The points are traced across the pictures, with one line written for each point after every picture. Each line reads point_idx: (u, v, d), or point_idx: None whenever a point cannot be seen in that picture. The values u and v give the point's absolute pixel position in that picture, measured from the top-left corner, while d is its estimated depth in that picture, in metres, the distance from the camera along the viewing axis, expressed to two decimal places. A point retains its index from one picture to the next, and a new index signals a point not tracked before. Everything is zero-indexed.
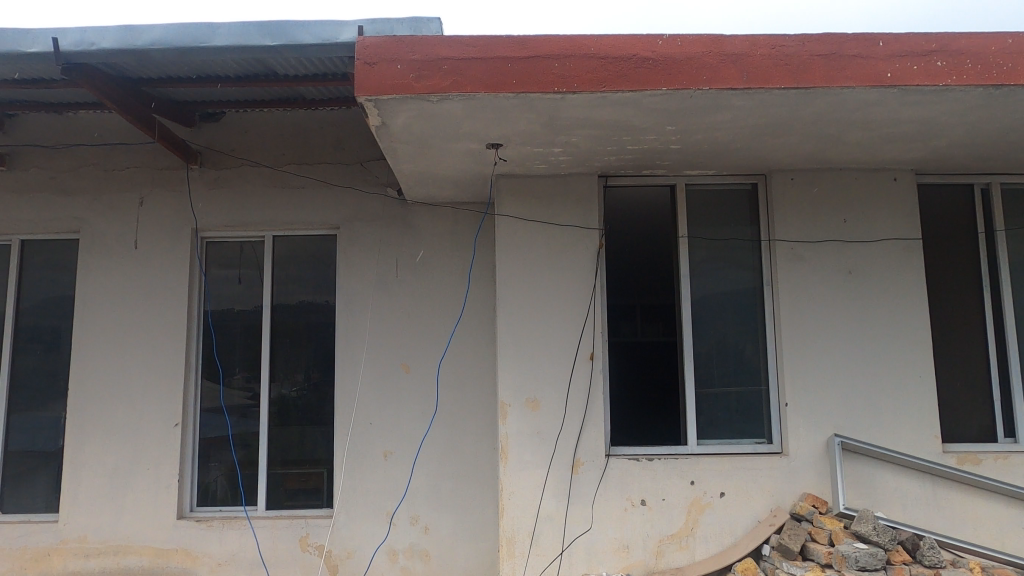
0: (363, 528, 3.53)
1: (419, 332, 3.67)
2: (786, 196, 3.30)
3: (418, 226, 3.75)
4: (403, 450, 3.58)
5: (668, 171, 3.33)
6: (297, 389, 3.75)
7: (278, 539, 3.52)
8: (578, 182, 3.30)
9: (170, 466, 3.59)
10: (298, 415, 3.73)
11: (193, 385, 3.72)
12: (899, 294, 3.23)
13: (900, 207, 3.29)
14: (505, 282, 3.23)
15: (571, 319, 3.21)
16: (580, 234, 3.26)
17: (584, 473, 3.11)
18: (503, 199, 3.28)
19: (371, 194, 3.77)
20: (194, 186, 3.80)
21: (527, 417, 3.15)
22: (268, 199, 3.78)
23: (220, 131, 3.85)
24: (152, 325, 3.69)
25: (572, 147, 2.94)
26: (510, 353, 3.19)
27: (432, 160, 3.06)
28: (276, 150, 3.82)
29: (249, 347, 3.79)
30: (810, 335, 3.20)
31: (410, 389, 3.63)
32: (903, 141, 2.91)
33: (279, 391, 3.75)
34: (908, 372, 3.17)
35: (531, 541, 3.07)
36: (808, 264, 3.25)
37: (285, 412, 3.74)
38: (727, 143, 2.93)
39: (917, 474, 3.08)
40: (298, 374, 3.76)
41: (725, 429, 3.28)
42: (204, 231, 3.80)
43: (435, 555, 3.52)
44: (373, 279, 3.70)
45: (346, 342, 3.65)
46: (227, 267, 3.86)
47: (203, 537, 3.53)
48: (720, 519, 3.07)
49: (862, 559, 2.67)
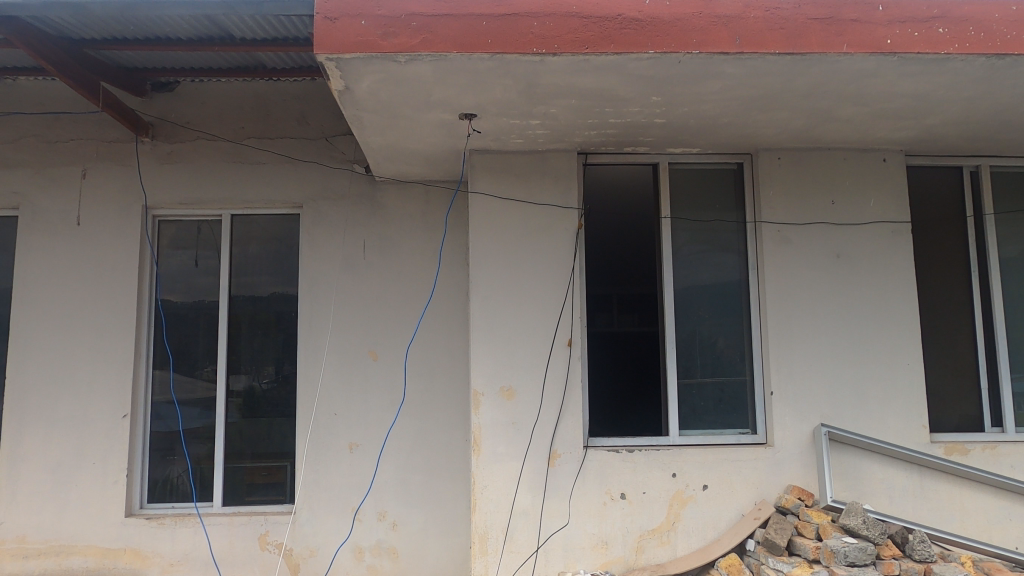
0: (327, 525, 3.32)
1: (388, 318, 3.47)
2: (774, 176, 3.15)
3: (388, 206, 3.54)
4: (370, 442, 3.38)
5: (651, 149, 3.16)
6: (269, 382, 3.52)
7: (235, 538, 3.30)
8: (557, 159, 3.12)
9: (118, 460, 3.34)
10: (268, 407, 3.51)
11: (144, 374, 3.47)
12: (888, 278, 3.12)
13: (889, 189, 3.17)
14: (479, 264, 3.04)
15: (549, 303, 3.04)
16: (559, 214, 3.08)
17: (561, 466, 2.94)
18: (476, 176, 3.09)
19: (337, 171, 3.54)
20: (144, 160, 3.53)
21: (501, 406, 2.98)
22: (225, 175, 3.54)
23: (174, 102, 3.59)
24: (99, 310, 3.43)
25: (551, 120, 2.76)
26: (483, 338, 3.01)
27: (402, 132, 2.85)
28: (235, 123, 3.57)
29: (205, 333, 3.55)
30: (797, 321, 3.07)
31: (378, 378, 3.43)
32: (896, 118, 2.78)
33: (249, 382, 3.53)
34: (897, 359, 3.06)
35: (505, 537, 2.90)
36: (795, 247, 3.11)
37: (254, 404, 3.51)
38: (714, 118, 2.77)
39: (905, 466, 2.98)
40: (268, 366, 3.53)
41: (708, 419, 3.14)
42: (155, 208, 3.55)
43: (404, 553, 3.33)
44: (339, 261, 3.48)
45: (309, 328, 3.43)
46: (182, 248, 3.61)
47: (154, 536, 3.30)
48: (704, 513, 2.93)
49: (851, 555, 2.56)
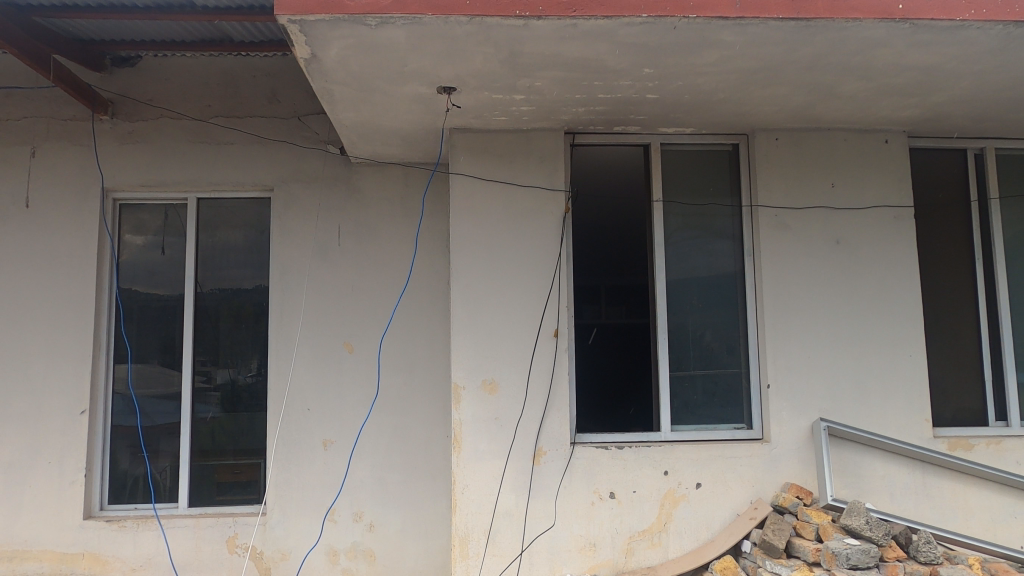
0: (300, 527, 3.14)
1: (364, 307, 3.28)
2: (770, 158, 2.99)
3: (364, 189, 3.35)
4: (345, 438, 3.20)
5: (642, 128, 2.99)
6: (254, 375, 3.33)
7: (201, 541, 3.11)
8: (543, 139, 2.94)
9: (75, 460, 3.14)
10: (249, 401, 3.32)
11: (104, 367, 3.26)
12: (890, 265, 2.97)
13: (891, 172, 3.02)
14: (460, 250, 2.86)
15: (534, 291, 2.86)
16: (545, 197, 2.90)
17: (547, 464, 2.78)
18: (457, 156, 2.90)
19: (310, 152, 3.34)
20: (104, 140, 3.31)
21: (483, 400, 2.80)
22: (191, 156, 3.33)
23: (136, 78, 3.36)
24: (54, 299, 3.21)
25: (536, 94, 2.58)
26: (465, 329, 2.83)
27: (377, 107, 2.66)
28: (201, 100, 3.35)
29: (170, 325, 3.35)
30: (794, 309, 2.92)
31: (353, 371, 3.24)
32: (901, 94, 2.63)
33: (232, 375, 3.33)
34: (899, 351, 2.92)
35: (487, 540, 2.73)
36: (793, 232, 2.96)
37: (236, 398, 3.32)
38: (710, 93, 2.60)
39: (907, 461, 2.84)
40: (253, 360, 3.34)
41: (701, 413, 2.98)
42: (114, 190, 3.33)
43: (381, 555, 3.16)
44: (312, 248, 3.29)
45: (279, 319, 3.24)
46: (145, 234, 3.40)
47: (114, 539, 3.10)
48: (696, 512, 2.78)
49: (854, 556, 2.39)
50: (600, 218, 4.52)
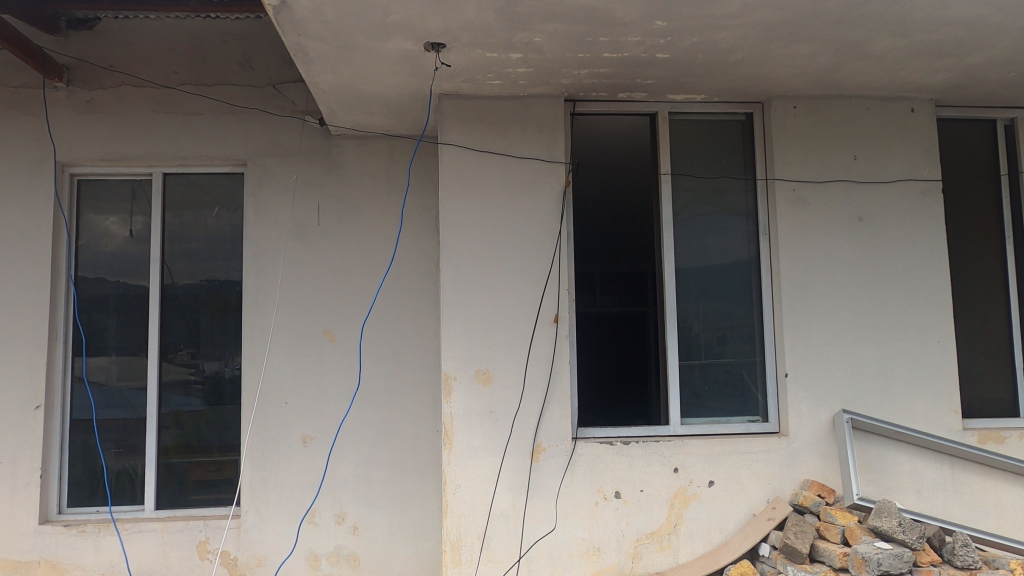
0: (278, 530, 2.89)
1: (346, 292, 3.02)
2: (788, 127, 2.75)
3: (346, 164, 3.08)
4: (326, 434, 2.95)
5: (649, 95, 2.74)
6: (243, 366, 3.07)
7: (169, 546, 2.86)
8: (542, 106, 2.68)
9: (29, 459, 2.87)
10: (234, 394, 3.06)
11: (61, 358, 2.98)
12: (916, 244, 2.74)
13: (918, 143, 2.79)
14: (451, 228, 2.60)
15: (532, 273, 2.61)
16: (544, 170, 2.65)
17: (547, 461, 2.54)
18: (446, 124, 2.65)
19: (287, 124, 3.07)
20: (59, 109, 3.02)
21: (477, 392, 2.55)
22: (155, 127, 3.04)
23: (95, 42, 3.07)
24: (4, 284, 2.93)
25: (534, 53, 2.32)
26: (456, 315, 2.57)
27: (357, 67, 2.39)
28: (166, 67, 3.07)
29: (134, 312, 3.07)
30: (814, 292, 2.69)
31: (335, 361, 2.99)
32: (936, 55, 2.40)
33: (217, 365, 3.07)
34: (927, 335, 2.70)
35: (481, 545, 2.49)
36: (812, 209, 2.72)
37: (220, 390, 3.06)
38: (727, 53, 2.36)
39: (935, 456, 2.62)
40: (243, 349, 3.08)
41: (713, 405, 2.75)
42: (70, 164, 3.04)
43: (366, 560, 2.92)
44: (289, 228, 3.02)
45: (253, 305, 2.97)
46: (106, 212, 3.12)
47: (73, 545, 2.84)
48: (708, 513, 2.55)
49: (886, 562, 2.17)
50: (599, 197, 4.27)
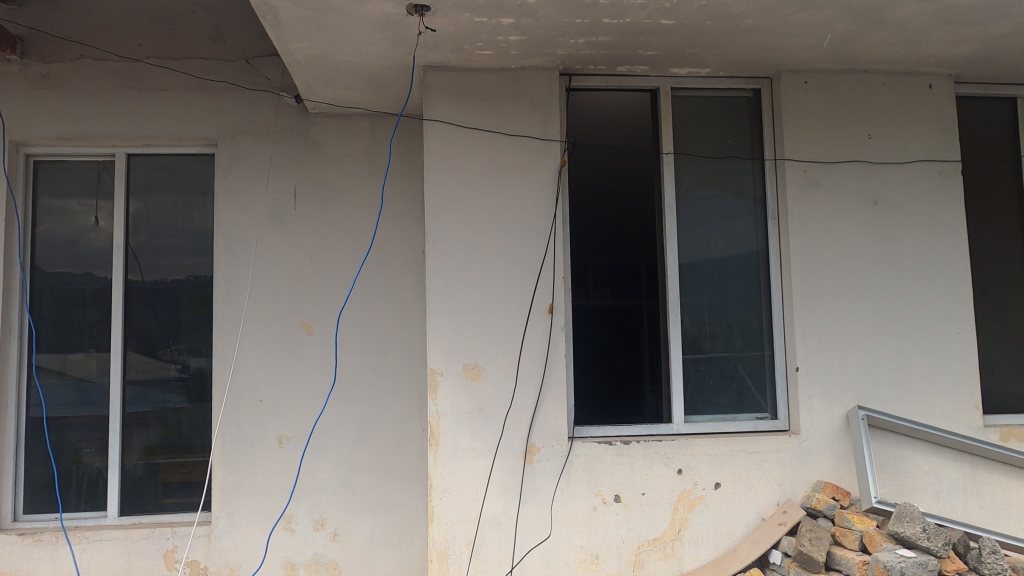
0: (251, 537, 2.69)
1: (326, 281, 2.82)
2: (799, 103, 2.57)
3: (324, 144, 2.87)
4: (303, 434, 2.75)
5: (650, 68, 2.55)
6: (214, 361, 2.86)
7: (134, 556, 2.65)
8: (535, 79, 2.48)
9: None
10: (204, 391, 2.84)
11: (15, 353, 2.76)
12: (933, 228, 2.57)
13: (936, 121, 2.61)
14: (437, 211, 2.39)
15: (525, 259, 2.42)
16: (537, 148, 2.45)
17: (541, 463, 2.35)
18: (431, 99, 2.44)
19: (261, 101, 2.86)
20: (12, 84, 2.79)
21: (465, 388, 2.36)
22: (117, 103, 2.82)
23: (52, 11, 2.81)
24: None
25: (527, 18, 2.12)
26: (443, 304, 2.37)
27: (334, 33, 2.18)
28: (129, 38, 2.84)
29: (96, 304, 2.84)
30: (827, 279, 2.51)
31: (313, 356, 2.78)
32: (961, 22, 2.22)
33: (187, 361, 2.85)
34: (946, 326, 2.53)
35: (470, 554, 2.30)
36: (824, 191, 2.54)
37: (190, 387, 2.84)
38: (736, 19, 2.17)
39: (955, 455, 2.46)
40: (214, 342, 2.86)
41: (719, 401, 2.57)
42: (26, 144, 2.82)
43: (347, 568, 2.72)
44: (263, 212, 2.81)
45: (225, 295, 2.76)
46: (65, 195, 2.89)
47: (29, 556, 2.62)
48: (715, 517, 2.38)
49: (910, 572, 1.99)
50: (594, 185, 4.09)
